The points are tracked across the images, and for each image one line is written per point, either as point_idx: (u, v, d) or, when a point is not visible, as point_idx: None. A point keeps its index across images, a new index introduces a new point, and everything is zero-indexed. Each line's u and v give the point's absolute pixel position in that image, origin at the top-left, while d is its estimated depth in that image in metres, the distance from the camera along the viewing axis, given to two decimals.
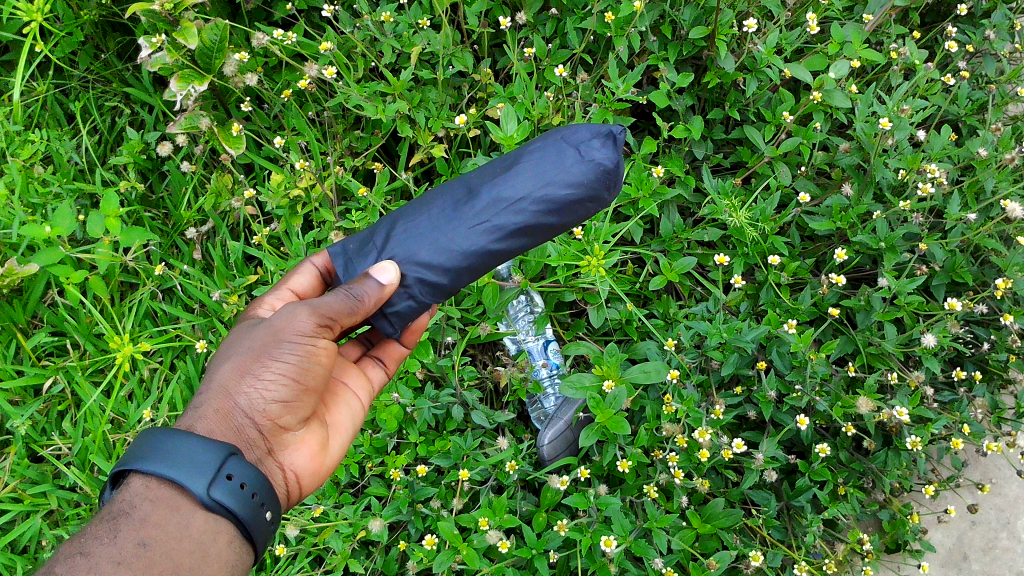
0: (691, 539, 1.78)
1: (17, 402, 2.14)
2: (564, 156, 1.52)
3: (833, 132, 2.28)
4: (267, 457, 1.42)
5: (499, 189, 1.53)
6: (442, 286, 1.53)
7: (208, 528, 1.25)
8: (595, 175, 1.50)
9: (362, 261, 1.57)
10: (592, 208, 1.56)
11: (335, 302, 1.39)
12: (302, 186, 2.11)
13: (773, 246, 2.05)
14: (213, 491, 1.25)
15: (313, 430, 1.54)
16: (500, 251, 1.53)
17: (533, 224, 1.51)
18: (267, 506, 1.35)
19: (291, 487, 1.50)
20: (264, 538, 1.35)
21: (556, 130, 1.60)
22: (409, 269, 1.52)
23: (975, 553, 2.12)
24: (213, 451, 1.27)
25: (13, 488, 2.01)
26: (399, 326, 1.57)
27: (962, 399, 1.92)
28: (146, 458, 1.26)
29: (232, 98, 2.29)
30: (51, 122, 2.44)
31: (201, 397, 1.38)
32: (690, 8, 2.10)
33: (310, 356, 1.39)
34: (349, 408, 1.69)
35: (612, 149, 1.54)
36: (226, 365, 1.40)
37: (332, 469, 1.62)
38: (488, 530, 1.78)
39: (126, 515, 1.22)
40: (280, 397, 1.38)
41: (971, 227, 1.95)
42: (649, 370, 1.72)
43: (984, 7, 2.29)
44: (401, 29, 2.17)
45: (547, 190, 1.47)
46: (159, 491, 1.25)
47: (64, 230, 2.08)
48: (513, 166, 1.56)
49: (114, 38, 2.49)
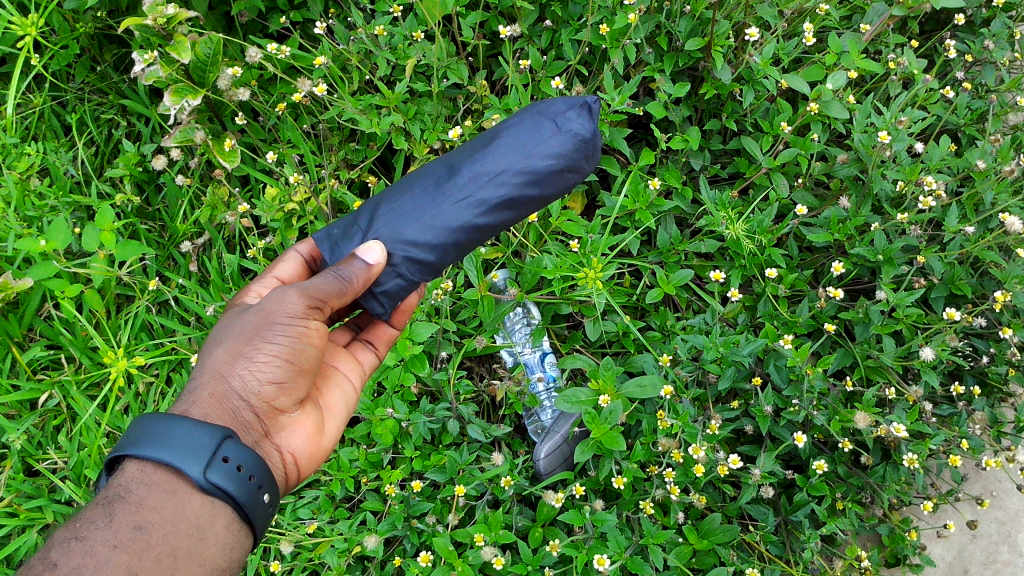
0: (688, 556, 1.76)
1: (13, 416, 2.13)
2: (542, 129, 1.57)
3: (831, 143, 2.26)
4: (264, 440, 1.42)
5: (480, 164, 1.56)
6: (429, 264, 1.54)
7: (206, 512, 1.24)
8: (574, 145, 1.55)
9: (348, 243, 1.56)
10: (572, 179, 1.60)
11: (324, 284, 1.39)
12: (297, 200, 2.11)
13: (771, 258, 2.03)
14: (209, 473, 1.24)
15: (309, 412, 1.55)
16: (485, 225, 1.55)
17: (516, 196, 1.54)
18: (265, 488, 1.34)
19: (290, 469, 1.50)
20: (262, 521, 1.34)
21: (532, 106, 1.64)
22: (395, 249, 1.53)
23: (976, 568, 2.11)
24: (209, 434, 1.27)
25: (8, 503, 2.00)
26: (389, 306, 1.57)
27: (961, 413, 1.90)
28: (141, 442, 1.25)
29: (227, 111, 2.29)
30: (48, 134, 2.44)
31: (194, 381, 1.38)
32: (686, 20, 2.09)
33: (302, 338, 1.38)
34: (343, 390, 1.69)
35: (588, 119, 1.59)
36: (218, 350, 1.40)
37: (328, 451, 1.63)
38: (483, 546, 1.77)
39: (122, 499, 1.21)
40: (274, 378, 1.38)
41: (971, 240, 1.93)
42: (645, 385, 1.69)
43: (984, 15, 2.26)
44: (396, 41, 2.17)
45: (528, 161, 1.51)
46: (155, 475, 1.24)
47: (59, 243, 2.07)
48: (493, 141, 1.59)
49: (110, 50, 2.49)
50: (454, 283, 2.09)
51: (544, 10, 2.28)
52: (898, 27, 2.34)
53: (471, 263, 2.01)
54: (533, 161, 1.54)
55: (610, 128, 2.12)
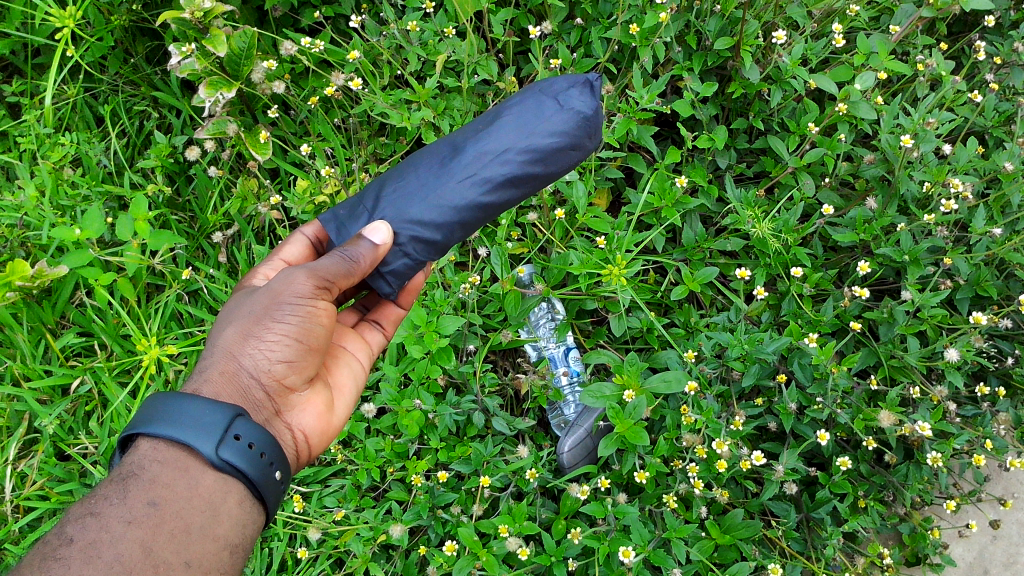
0: (710, 550, 1.79)
1: (45, 401, 2.17)
2: (544, 107, 1.58)
3: (858, 143, 2.27)
4: (275, 418, 1.45)
5: (483, 143, 1.57)
6: (436, 243, 1.57)
7: (218, 488, 1.26)
8: (576, 123, 1.56)
9: (354, 223, 1.58)
10: (575, 157, 1.62)
11: (332, 264, 1.42)
12: (327, 192, 2.18)
13: (796, 257, 2.04)
14: (221, 451, 1.26)
15: (318, 390, 1.57)
16: (490, 203, 1.57)
17: (519, 174, 1.56)
18: (276, 465, 1.36)
19: (301, 446, 1.53)
20: (274, 498, 1.35)
21: (534, 85, 1.65)
22: (401, 228, 1.55)
23: (996, 568, 2.11)
24: (220, 412, 1.29)
25: (41, 486, 2.05)
26: (397, 285, 1.59)
27: (986, 414, 1.91)
28: (153, 421, 1.27)
29: (259, 104, 2.34)
30: (81, 125, 2.48)
31: (206, 361, 1.41)
32: (715, 19, 2.11)
33: (312, 317, 1.42)
34: (351, 368, 1.72)
35: (590, 96, 1.59)
36: (229, 330, 1.43)
37: (338, 428, 1.66)
38: (508, 536, 1.79)
39: (135, 476, 1.24)
40: (284, 356, 1.41)
41: (997, 241, 1.93)
42: (670, 379, 1.75)
43: (1013, 17, 2.27)
44: (427, 36, 2.20)
45: (530, 139, 1.53)
46: (168, 452, 1.27)
47: (93, 232, 2.14)
48: (495, 120, 1.61)
49: (144, 42, 2.52)
50: (480, 278, 2.13)
51: (573, 9, 2.31)
52: (926, 29, 2.36)
53: (497, 258, 2.06)
54: (536, 139, 1.56)
55: (638, 126, 2.14)
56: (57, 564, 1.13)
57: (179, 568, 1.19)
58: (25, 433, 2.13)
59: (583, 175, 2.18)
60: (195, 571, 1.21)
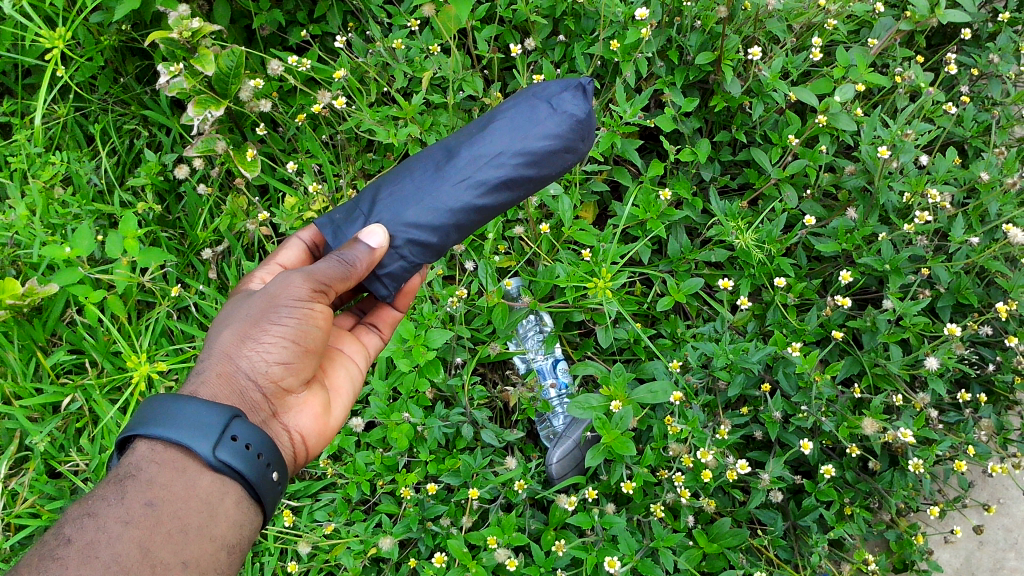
0: (697, 558, 1.80)
1: (36, 418, 2.18)
2: (537, 111, 1.61)
3: (840, 154, 2.30)
4: (272, 420, 1.46)
5: (478, 146, 1.60)
6: (432, 245, 1.59)
7: (215, 489, 1.27)
8: (570, 125, 1.59)
9: (350, 227, 1.60)
10: (569, 160, 1.64)
11: (328, 268, 1.43)
12: (315, 209, 2.23)
13: (780, 267, 2.06)
14: (218, 451, 1.26)
15: (315, 392, 1.58)
16: (486, 206, 1.60)
17: (514, 176, 1.58)
18: (273, 466, 1.36)
19: (298, 448, 1.54)
20: (271, 499, 1.36)
21: (528, 89, 1.68)
22: (397, 232, 1.56)
23: (983, 573, 2.14)
24: (216, 413, 1.29)
25: (31, 504, 2.04)
26: (393, 288, 1.61)
27: (968, 420, 1.94)
28: (150, 422, 1.27)
29: (247, 122, 2.40)
30: (71, 144, 2.51)
31: (203, 363, 1.42)
32: (696, 34, 2.15)
33: (308, 319, 1.43)
34: (348, 370, 1.74)
35: (583, 100, 1.63)
36: (226, 332, 1.44)
37: (336, 430, 1.67)
38: (497, 548, 1.80)
39: (133, 477, 1.24)
40: (281, 358, 1.42)
41: (976, 249, 1.96)
42: (658, 390, 1.81)
43: (989, 29, 2.32)
44: (413, 54, 2.26)
45: (523, 142, 1.56)
46: (165, 454, 1.27)
47: (83, 250, 2.14)
48: (490, 124, 1.63)
49: (133, 62, 2.56)
50: (468, 290, 2.16)
51: (556, 24, 2.34)
52: (905, 41, 2.41)
53: (484, 271, 2.08)
54: (530, 142, 1.58)
55: (622, 140, 2.17)
56: (54, 564, 1.13)
57: (177, 568, 1.20)
58: (16, 452, 2.14)
59: (568, 189, 2.21)
60: (192, 570, 1.22)
